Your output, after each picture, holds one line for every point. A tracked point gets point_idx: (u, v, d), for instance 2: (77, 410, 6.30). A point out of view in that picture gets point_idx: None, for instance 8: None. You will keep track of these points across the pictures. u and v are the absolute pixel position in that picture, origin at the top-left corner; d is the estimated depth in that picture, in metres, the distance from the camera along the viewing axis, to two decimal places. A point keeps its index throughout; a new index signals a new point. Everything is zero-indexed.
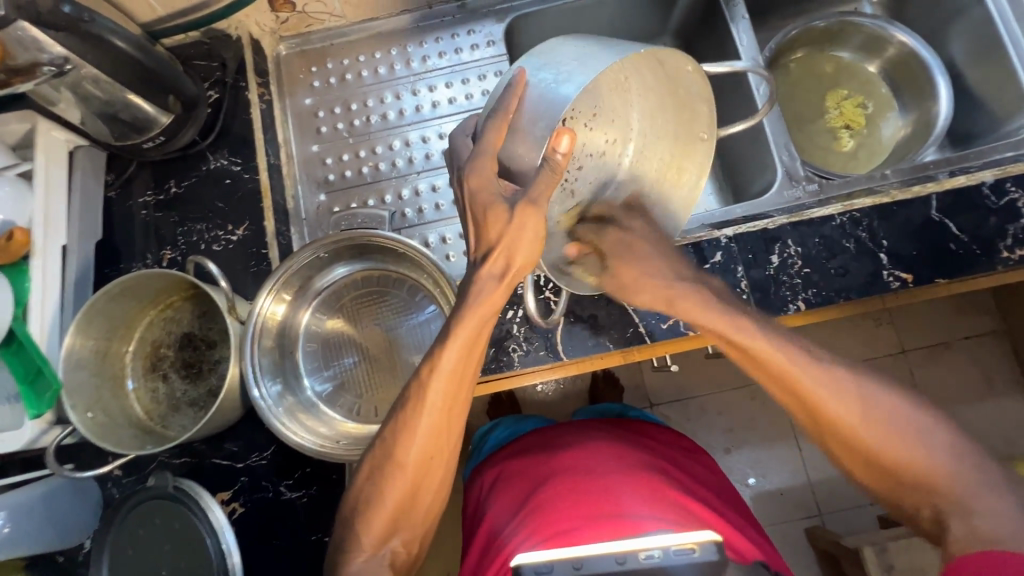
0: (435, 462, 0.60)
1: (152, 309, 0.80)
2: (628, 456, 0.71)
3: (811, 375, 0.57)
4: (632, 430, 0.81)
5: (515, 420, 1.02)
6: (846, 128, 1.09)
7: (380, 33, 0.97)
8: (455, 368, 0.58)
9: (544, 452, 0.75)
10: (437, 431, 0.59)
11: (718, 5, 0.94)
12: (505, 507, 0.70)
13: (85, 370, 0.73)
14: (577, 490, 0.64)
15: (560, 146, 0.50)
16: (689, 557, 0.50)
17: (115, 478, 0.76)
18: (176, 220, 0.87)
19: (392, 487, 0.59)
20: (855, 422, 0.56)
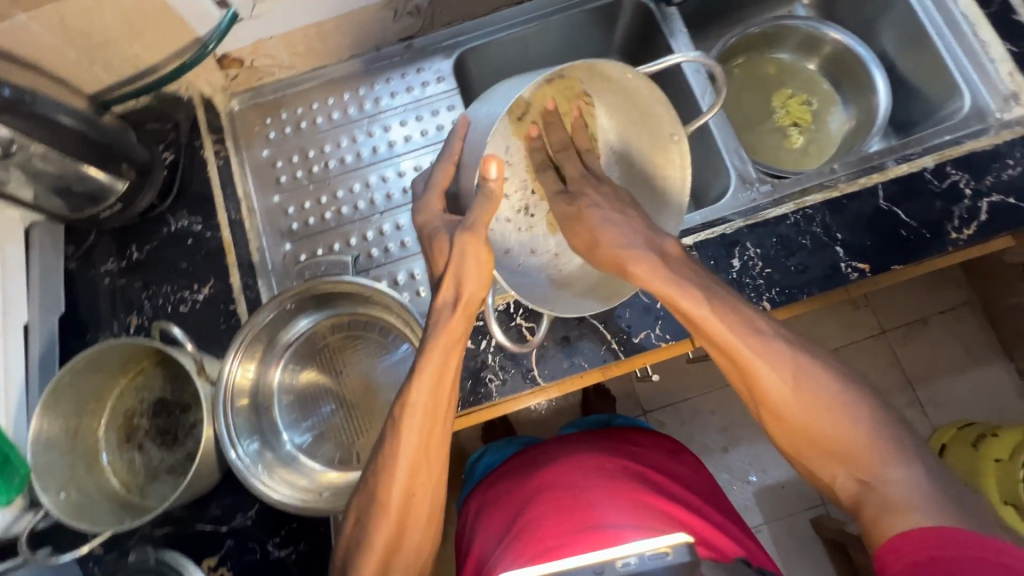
0: (419, 498, 0.60)
1: (122, 379, 0.79)
2: (607, 463, 0.71)
3: (738, 331, 0.60)
4: (614, 436, 0.81)
5: (503, 442, 1.02)
6: (794, 126, 1.12)
7: (331, 79, 0.99)
8: (427, 400, 0.59)
9: (527, 470, 0.75)
10: (417, 462, 0.59)
11: (656, 22, 0.98)
12: (493, 531, 0.70)
13: (56, 450, 0.71)
14: (561, 506, 0.64)
15: (490, 171, 0.56)
16: (662, 561, 0.43)
17: (96, 557, 0.74)
18: (141, 284, 0.86)
19: (378, 529, 0.58)
20: (778, 386, 0.59)
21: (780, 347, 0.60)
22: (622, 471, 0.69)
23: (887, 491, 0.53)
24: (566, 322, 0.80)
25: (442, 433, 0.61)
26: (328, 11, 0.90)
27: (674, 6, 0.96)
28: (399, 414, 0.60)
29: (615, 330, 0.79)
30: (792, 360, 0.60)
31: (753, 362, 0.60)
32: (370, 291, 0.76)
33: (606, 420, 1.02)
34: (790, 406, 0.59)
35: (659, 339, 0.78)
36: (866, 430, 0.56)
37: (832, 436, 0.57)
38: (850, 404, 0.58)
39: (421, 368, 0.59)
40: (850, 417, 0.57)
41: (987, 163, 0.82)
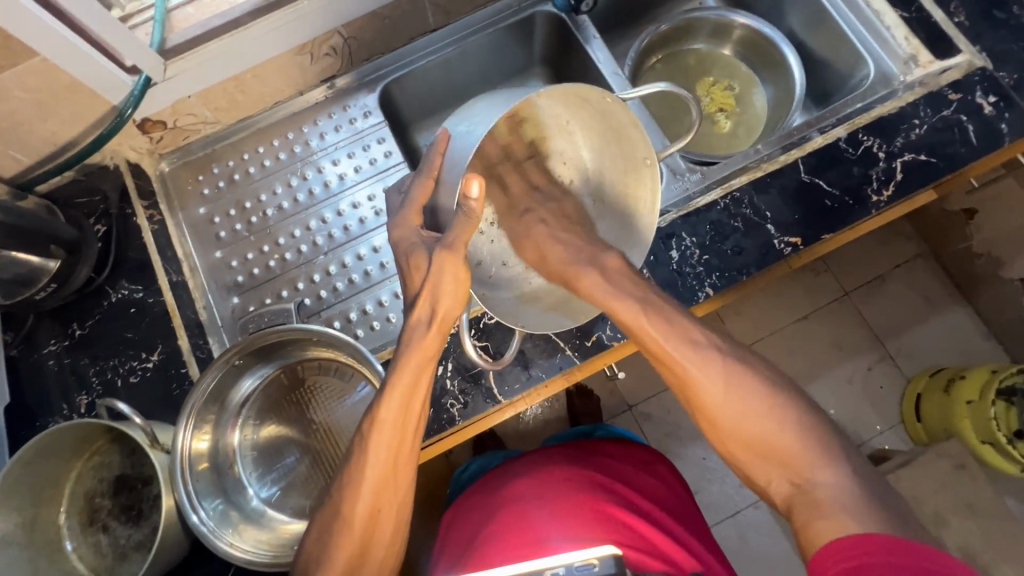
0: (384, 516, 0.59)
1: (78, 461, 0.77)
2: (575, 480, 0.70)
3: (680, 348, 0.59)
4: (584, 450, 0.80)
5: (484, 458, 1.02)
6: (721, 111, 1.16)
7: (259, 129, 0.99)
8: (397, 420, 0.59)
9: (493, 489, 0.74)
10: (383, 480, 0.59)
11: (570, 31, 1.00)
12: (454, 551, 0.69)
13: (13, 545, 0.69)
14: (514, 528, 0.63)
15: (471, 191, 0.55)
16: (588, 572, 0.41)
17: None
18: (87, 361, 0.84)
19: (342, 545, 0.58)
20: (717, 394, 0.57)
21: (715, 359, 0.58)
22: (586, 487, 0.69)
23: (818, 493, 0.52)
24: (519, 335, 0.81)
25: (412, 454, 0.60)
26: (246, 61, 0.88)
27: (584, 14, 0.99)
28: (367, 435, 0.59)
29: (567, 337, 0.80)
30: (727, 368, 0.58)
31: (690, 370, 0.58)
32: (321, 336, 0.76)
33: (590, 431, 1.03)
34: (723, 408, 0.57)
35: (611, 339, 0.80)
36: (799, 428, 0.55)
37: (759, 433, 0.56)
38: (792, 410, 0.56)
39: (392, 389, 0.59)
40: (792, 418, 0.56)
41: (896, 125, 0.86)
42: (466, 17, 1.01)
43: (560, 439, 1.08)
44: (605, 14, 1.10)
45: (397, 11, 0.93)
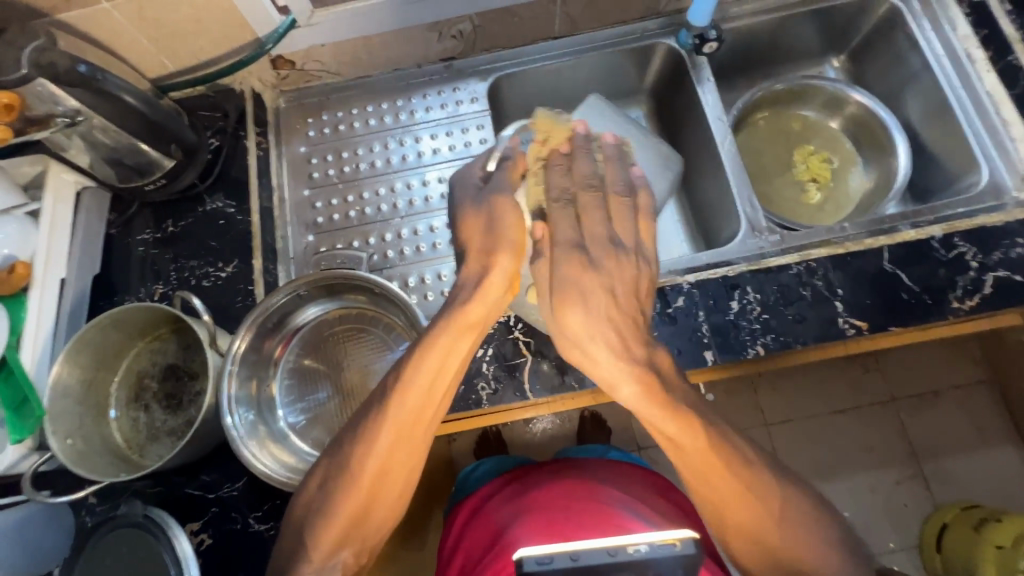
0: (389, 478, 0.63)
1: (140, 339, 0.84)
2: (598, 491, 0.81)
3: (650, 389, 0.59)
4: (593, 468, 0.88)
5: (497, 460, 1.04)
6: (813, 182, 1.14)
7: (372, 89, 1.05)
8: (422, 387, 0.62)
9: (521, 486, 0.85)
10: (393, 444, 0.62)
11: (685, 68, 1.02)
12: (495, 517, 0.82)
13: (70, 398, 0.76)
14: (567, 505, 0.77)
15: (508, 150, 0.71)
16: (670, 550, 0.52)
17: (89, 506, 0.77)
18: (171, 256, 0.91)
19: (345, 497, 0.61)
20: (731, 483, 0.62)
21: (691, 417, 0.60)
22: (612, 497, 0.80)
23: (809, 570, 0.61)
24: None
25: (428, 425, 0.64)
26: (379, 26, 0.95)
27: (704, 55, 1.00)
28: (391, 395, 0.61)
29: None
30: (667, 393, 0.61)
31: (739, 505, 0.62)
32: (381, 289, 0.80)
33: (603, 452, 1.03)
34: (765, 504, 0.63)
35: None
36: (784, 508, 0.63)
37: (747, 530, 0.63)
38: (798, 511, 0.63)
39: (428, 348, 0.61)
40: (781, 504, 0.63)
41: (996, 238, 0.83)
42: (589, 34, 1.05)
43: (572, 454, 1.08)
44: (720, 59, 1.11)
45: (527, 11, 0.98)
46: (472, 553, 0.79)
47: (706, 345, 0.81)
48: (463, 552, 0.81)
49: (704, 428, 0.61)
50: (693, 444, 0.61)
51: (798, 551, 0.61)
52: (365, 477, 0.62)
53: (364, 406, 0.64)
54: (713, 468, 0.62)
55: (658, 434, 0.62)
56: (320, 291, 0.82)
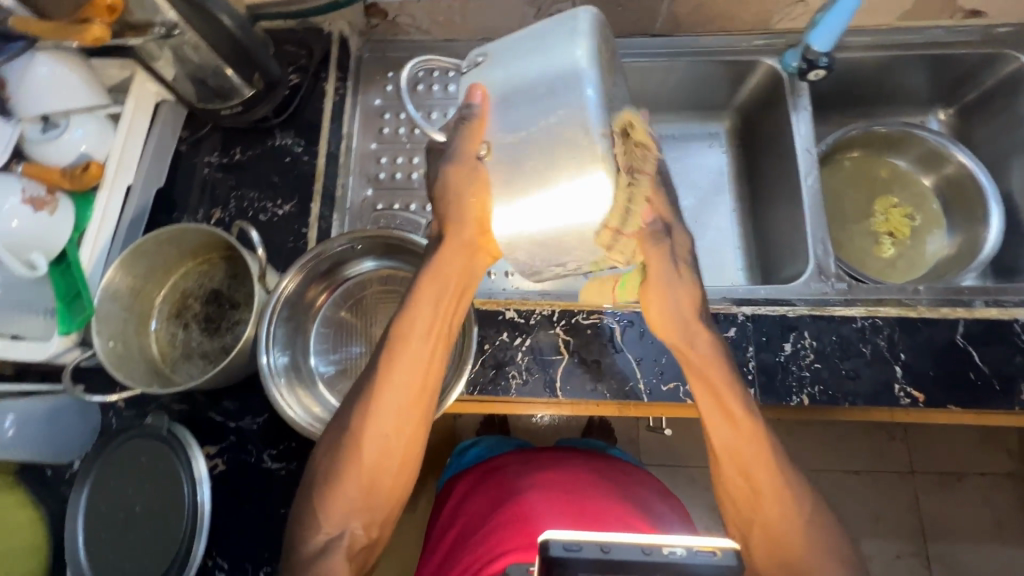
0: (387, 455, 0.66)
1: (192, 260, 0.85)
2: (612, 486, 0.82)
3: (728, 381, 0.66)
4: (596, 461, 0.89)
5: (497, 441, 1.03)
6: (890, 236, 1.08)
7: (457, 54, 1.02)
8: (419, 361, 0.65)
9: (524, 468, 0.86)
10: (394, 419, 0.65)
11: (783, 92, 0.97)
12: (510, 483, 0.84)
13: (118, 301, 0.77)
14: (586, 488, 0.80)
15: (475, 98, 0.50)
16: (710, 558, 0.51)
17: (117, 409, 0.79)
18: (232, 183, 0.92)
19: (347, 467, 0.65)
20: (775, 507, 0.65)
21: (741, 387, 0.66)
22: (606, 488, 0.81)
23: None
24: (602, 347, 0.80)
25: (429, 397, 0.66)
26: None
27: (807, 81, 0.95)
28: (386, 372, 0.65)
29: (645, 370, 0.78)
30: (782, 454, 0.67)
31: (765, 504, 0.65)
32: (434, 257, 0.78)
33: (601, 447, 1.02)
34: (792, 534, 0.64)
35: (687, 395, 0.77)
36: (819, 515, 0.66)
37: (772, 530, 0.65)
38: (827, 526, 0.66)
39: (404, 334, 0.64)
40: (820, 521, 0.66)
41: None
42: (690, 37, 1.00)
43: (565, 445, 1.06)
44: (821, 89, 1.05)
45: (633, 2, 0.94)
46: (466, 533, 0.80)
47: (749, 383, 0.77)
48: (463, 522, 0.83)
49: (727, 421, 0.66)
50: (733, 448, 0.66)
51: None
52: (365, 445, 0.65)
53: (363, 381, 0.67)
54: (742, 473, 0.66)
55: (698, 381, 0.67)
56: (376, 248, 0.82)
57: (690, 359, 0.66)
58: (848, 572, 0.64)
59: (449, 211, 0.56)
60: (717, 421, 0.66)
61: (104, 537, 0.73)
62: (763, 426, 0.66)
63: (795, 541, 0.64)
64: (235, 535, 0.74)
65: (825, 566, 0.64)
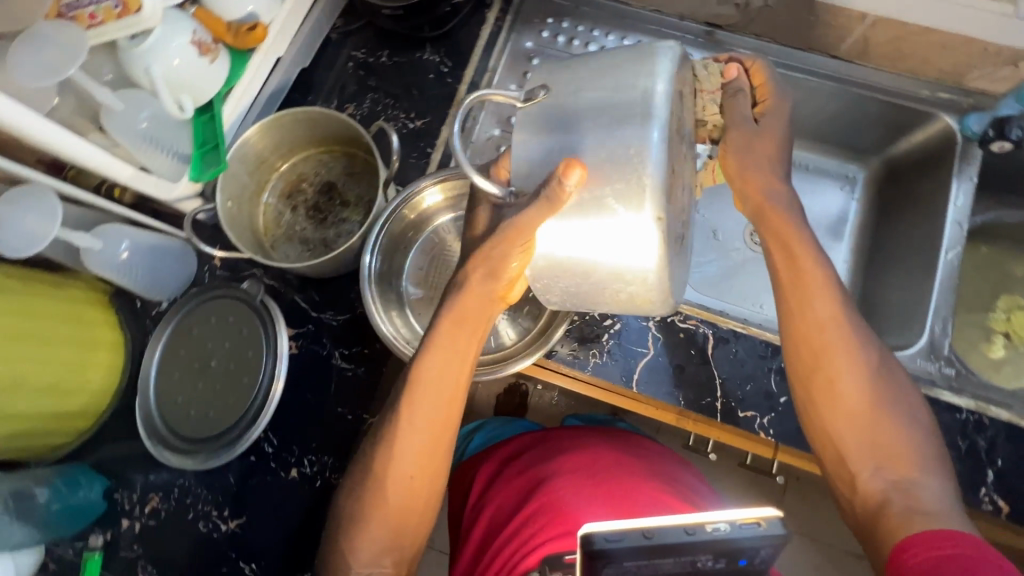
0: (422, 480, 0.62)
1: (314, 147, 0.85)
2: (653, 466, 0.80)
3: (819, 288, 0.63)
4: (623, 437, 0.87)
5: (501, 422, 1.03)
6: (1005, 336, 0.96)
7: (623, 18, 0.98)
8: (440, 384, 0.61)
9: (545, 453, 0.83)
10: (422, 450, 0.61)
11: (951, 155, 0.89)
12: (536, 463, 0.82)
13: (244, 165, 0.79)
14: (619, 467, 0.78)
15: (569, 178, 0.45)
16: (754, 530, 0.51)
17: (212, 267, 0.82)
18: (370, 84, 0.91)
19: (372, 500, 0.61)
20: (854, 394, 0.61)
21: (835, 283, 0.64)
22: (639, 468, 0.79)
23: (919, 497, 0.56)
24: (689, 354, 0.77)
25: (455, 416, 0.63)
26: None
27: (984, 151, 0.87)
28: (410, 399, 0.61)
29: (727, 390, 0.75)
30: (864, 338, 0.62)
31: (844, 386, 0.61)
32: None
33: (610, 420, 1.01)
34: (880, 422, 0.60)
35: (761, 429, 0.74)
36: (906, 413, 0.60)
37: (860, 411, 0.61)
38: (919, 425, 0.60)
39: (418, 381, 0.60)
40: (904, 420, 0.60)
41: None
42: (871, 69, 0.93)
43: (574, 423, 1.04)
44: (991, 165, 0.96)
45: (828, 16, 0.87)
46: (491, 523, 0.79)
47: None
48: (487, 520, 0.79)
49: (806, 304, 0.63)
50: (821, 321, 0.63)
51: (885, 493, 0.57)
52: (397, 474, 0.61)
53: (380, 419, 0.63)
54: (819, 354, 0.62)
55: (786, 263, 0.65)
56: None
57: (779, 231, 0.65)
58: (944, 475, 0.58)
59: (484, 258, 0.57)
60: (797, 307, 0.64)
61: (176, 382, 0.75)
62: (845, 309, 0.63)
63: (887, 439, 0.59)
64: (290, 417, 0.76)
65: (921, 463, 0.58)
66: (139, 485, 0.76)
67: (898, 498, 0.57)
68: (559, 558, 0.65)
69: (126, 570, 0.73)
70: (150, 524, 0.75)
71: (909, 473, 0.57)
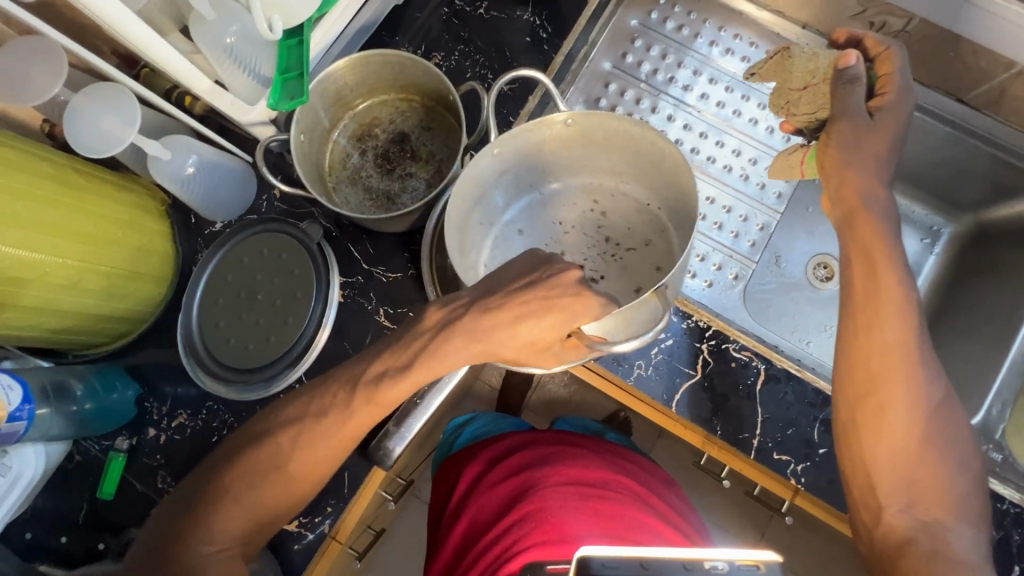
0: (309, 478, 0.60)
1: (393, 93, 0.81)
2: (645, 491, 0.78)
3: (892, 305, 0.58)
4: (619, 455, 0.84)
5: (496, 417, 0.97)
6: None
7: (739, 17, 0.93)
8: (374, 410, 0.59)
9: (538, 459, 0.79)
10: (335, 452, 0.60)
11: None
12: (525, 467, 0.78)
13: (322, 99, 0.75)
14: (613, 485, 0.76)
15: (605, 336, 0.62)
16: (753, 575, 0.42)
17: (271, 198, 0.80)
18: (462, 35, 0.86)
19: (257, 492, 0.58)
20: (905, 430, 0.56)
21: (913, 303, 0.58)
22: (626, 486, 0.77)
23: (947, 538, 0.54)
24: (736, 385, 0.74)
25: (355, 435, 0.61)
26: None
27: None
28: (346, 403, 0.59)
29: (766, 430, 0.73)
30: (933, 376, 0.57)
31: (894, 415, 0.57)
32: (501, 152, 0.70)
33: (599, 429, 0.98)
34: (927, 462, 0.56)
35: (793, 476, 0.72)
36: (958, 459, 0.56)
37: (905, 444, 0.56)
38: (969, 473, 0.57)
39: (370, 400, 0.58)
40: (954, 465, 0.56)
41: None
42: (995, 122, 0.86)
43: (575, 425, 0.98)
44: None
45: (971, 55, 0.79)
46: (473, 525, 0.76)
47: None
48: (473, 517, 0.77)
49: (874, 325, 0.58)
50: (889, 343, 0.58)
51: (915, 530, 0.55)
52: (294, 472, 0.59)
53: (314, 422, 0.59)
54: (877, 374, 0.58)
55: (862, 269, 0.60)
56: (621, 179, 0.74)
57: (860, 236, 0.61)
58: (977, 520, 0.55)
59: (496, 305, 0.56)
60: (863, 330, 0.59)
61: (219, 308, 0.74)
62: (919, 341, 0.58)
63: (932, 483, 0.56)
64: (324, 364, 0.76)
65: (958, 511, 0.55)
66: (169, 399, 0.77)
67: (926, 538, 0.55)
68: (540, 566, 0.63)
69: (146, 477, 0.75)
70: (175, 438, 0.76)
71: (944, 517, 0.55)
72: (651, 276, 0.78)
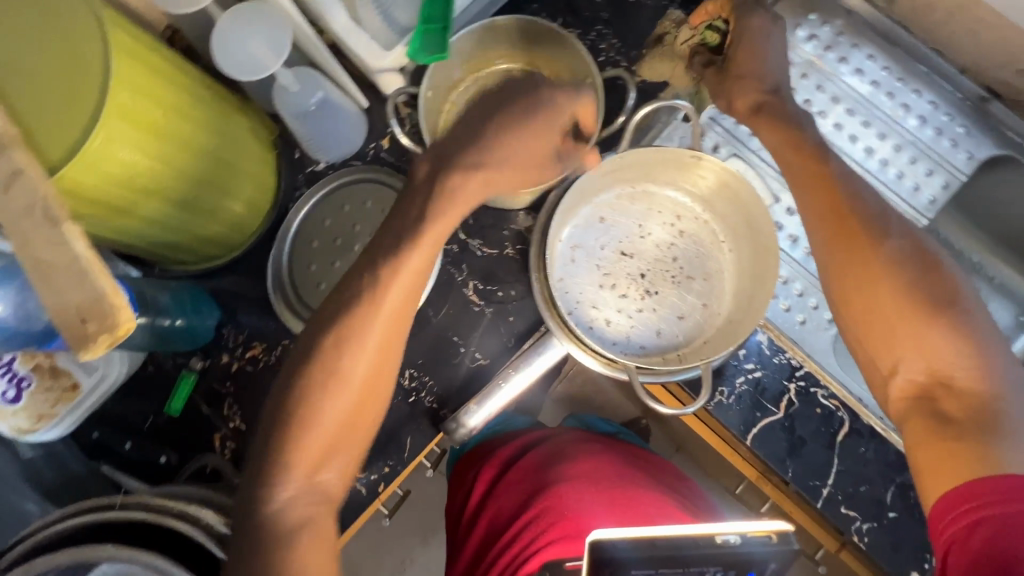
0: (373, 395, 0.50)
1: (519, 63, 0.78)
2: (662, 481, 0.74)
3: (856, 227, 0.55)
4: (627, 447, 0.79)
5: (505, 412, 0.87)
6: None
7: (894, 46, 0.85)
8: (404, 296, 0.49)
9: (548, 455, 0.74)
10: (385, 345, 0.50)
11: None
12: (536, 461, 0.73)
13: (457, 57, 0.72)
14: (627, 474, 0.72)
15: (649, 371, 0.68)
16: (763, 543, 0.52)
17: (379, 148, 0.78)
18: (602, 14, 0.81)
19: (318, 405, 0.48)
20: (922, 340, 0.51)
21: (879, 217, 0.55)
22: (641, 480, 0.72)
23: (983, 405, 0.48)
24: (816, 431, 0.72)
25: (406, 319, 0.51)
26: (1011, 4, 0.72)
27: None
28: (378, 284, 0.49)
29: (838, 481, 0.71)
30: (905, 272, 0.53)
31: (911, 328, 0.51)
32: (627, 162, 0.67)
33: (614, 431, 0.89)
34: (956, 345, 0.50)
35: (854, 532, 0.71)
36: (970, 354, 0.50)
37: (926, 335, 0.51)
38: (1002, 360, 0.50)
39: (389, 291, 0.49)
40: (984, 365, 0.50)
41: None
42: None
43: (584, 422, 0.92)
44: None
45: None
46: (493, 525, 0.70)
47: (922, 570, 0.69)
48: (488, 519, 0.71)
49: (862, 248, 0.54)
50: (851, 261, 0.55)
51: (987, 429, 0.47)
52: (351, 376, 0.48)
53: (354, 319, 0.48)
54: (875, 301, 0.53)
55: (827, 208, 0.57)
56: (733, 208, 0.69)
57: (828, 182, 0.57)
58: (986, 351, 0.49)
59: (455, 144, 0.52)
60: (842, 269, 0.55)
61: (311, 251, 0.74)
62: (912, 280, 0.52)
63: (968, 413, 0.49)
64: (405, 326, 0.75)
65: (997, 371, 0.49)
66: (246, 329, 0.77)
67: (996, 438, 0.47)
68: (560, 564, 0.62)
69: (214, 401, 0.76)
70: (246, 369, 0.76)
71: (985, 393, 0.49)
72: (694, 309, 0.72)
